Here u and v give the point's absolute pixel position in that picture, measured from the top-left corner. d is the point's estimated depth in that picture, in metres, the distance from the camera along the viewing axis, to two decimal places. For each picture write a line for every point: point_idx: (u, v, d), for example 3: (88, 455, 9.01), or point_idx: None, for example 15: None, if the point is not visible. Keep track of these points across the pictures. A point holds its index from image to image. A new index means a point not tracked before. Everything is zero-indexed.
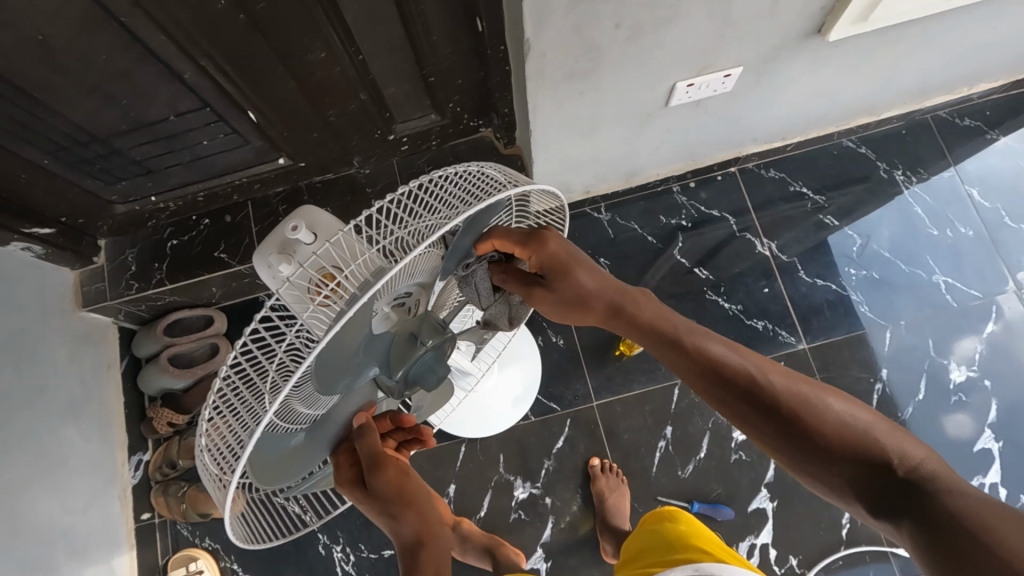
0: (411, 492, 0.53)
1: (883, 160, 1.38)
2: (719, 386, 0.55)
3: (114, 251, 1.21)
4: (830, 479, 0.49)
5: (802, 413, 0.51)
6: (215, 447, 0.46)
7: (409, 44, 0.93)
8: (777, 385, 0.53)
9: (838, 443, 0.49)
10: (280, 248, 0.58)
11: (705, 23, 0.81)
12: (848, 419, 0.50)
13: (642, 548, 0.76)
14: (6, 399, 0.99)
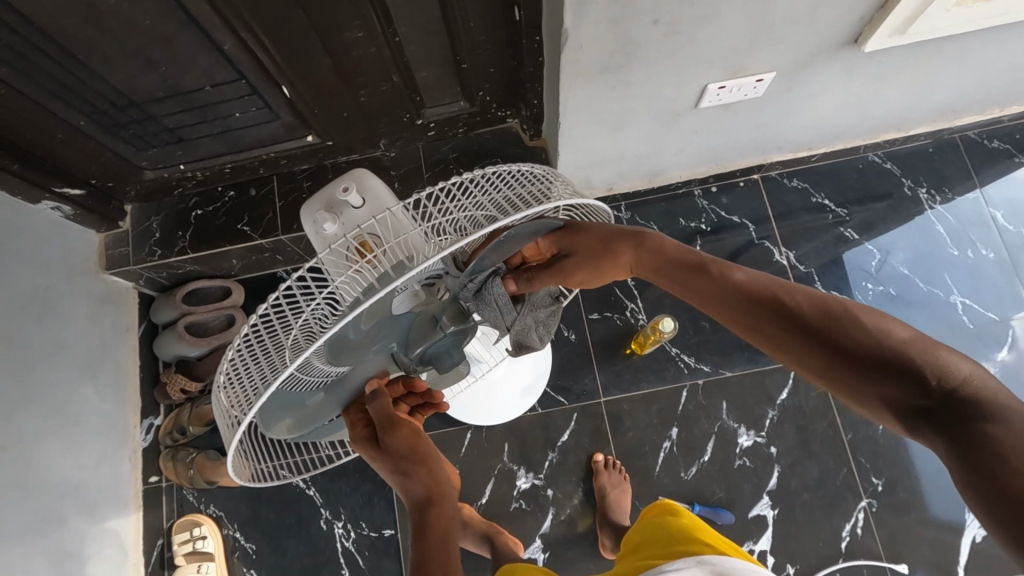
0: (424, 452, 0.54)
1: (908, 177, 1.37)
2: (743, 308, 0.54)
3: (139, 217, 1.23)
4: (861, 395, 0.47)
5: (832, 328, 0.48)
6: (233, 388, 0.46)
7: (445, 29, 0.94)
8: (804, 304, 0.51)
9: (867, 357, 0.46)
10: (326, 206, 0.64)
11: (743, 24, 0.81)
12: (884, 336, 0.47)
13: (645, 538, 0.77)
14: (27, 353, 1.01)
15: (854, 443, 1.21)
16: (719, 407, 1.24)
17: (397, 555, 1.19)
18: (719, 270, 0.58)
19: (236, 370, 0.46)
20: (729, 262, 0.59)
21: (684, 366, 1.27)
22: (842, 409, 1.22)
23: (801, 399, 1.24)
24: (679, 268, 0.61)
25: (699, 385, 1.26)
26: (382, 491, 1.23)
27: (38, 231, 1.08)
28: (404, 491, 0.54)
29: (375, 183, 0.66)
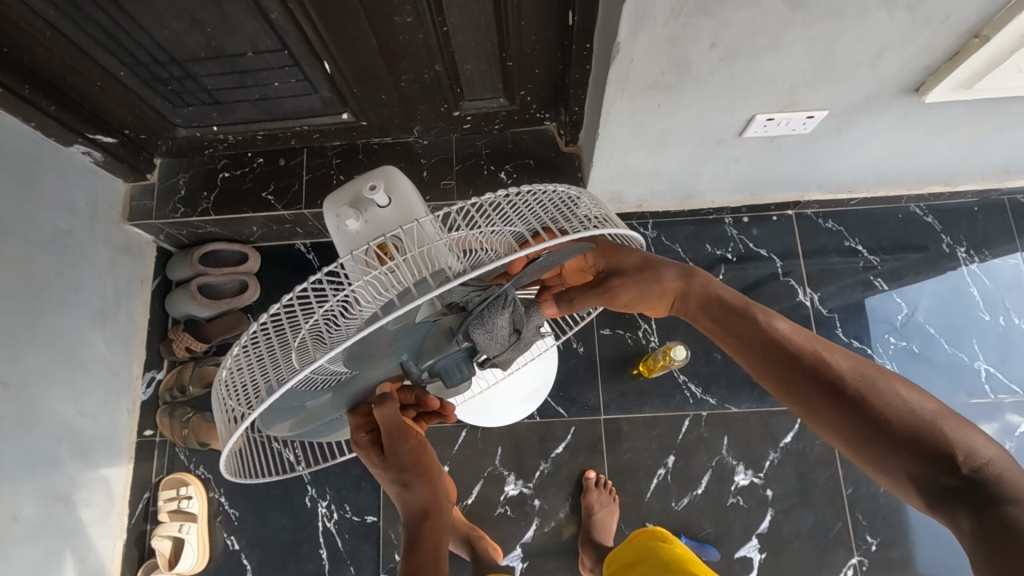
0: (428, 465, 0.56)
1: (948, 233, 1.33)
2: (780, 362, 0.56)
3: (167, 172, 1.23)
4: (886, 467, 0.49)
5: (866, 398, 0.51)
6: (234, 383, 0.46)
7: (496, 24, 0.92)
8: (843, 367, 0.53)
9: (901, 431, 0.48)
10: (353, 202, 0.63)
11: (804, 59, 0.78)
12: (918, 410, 0.49)
13: (642, 557, 0.77)
14: (42, 294, 1.02)
15: (853, 497, 1.18)
16: (720, 441, 1.22)
17: (376, 543, 1.19)
18: (765, 323, 0.59)
19: (239, 365, 0.45)
20: (777, 317, 0.60)
21: (690, 396, 1.25)
22: (846, 462, 1.19)
23: (805, 445, 1.21)
24: (728, 319, 0.62)
25: (703, 416, 1.23)
26: (370, 477, 1.22)
27: (68, 174, 1.09)
28: (403, 500, 0.57)
29: (403, 182, 0.64)
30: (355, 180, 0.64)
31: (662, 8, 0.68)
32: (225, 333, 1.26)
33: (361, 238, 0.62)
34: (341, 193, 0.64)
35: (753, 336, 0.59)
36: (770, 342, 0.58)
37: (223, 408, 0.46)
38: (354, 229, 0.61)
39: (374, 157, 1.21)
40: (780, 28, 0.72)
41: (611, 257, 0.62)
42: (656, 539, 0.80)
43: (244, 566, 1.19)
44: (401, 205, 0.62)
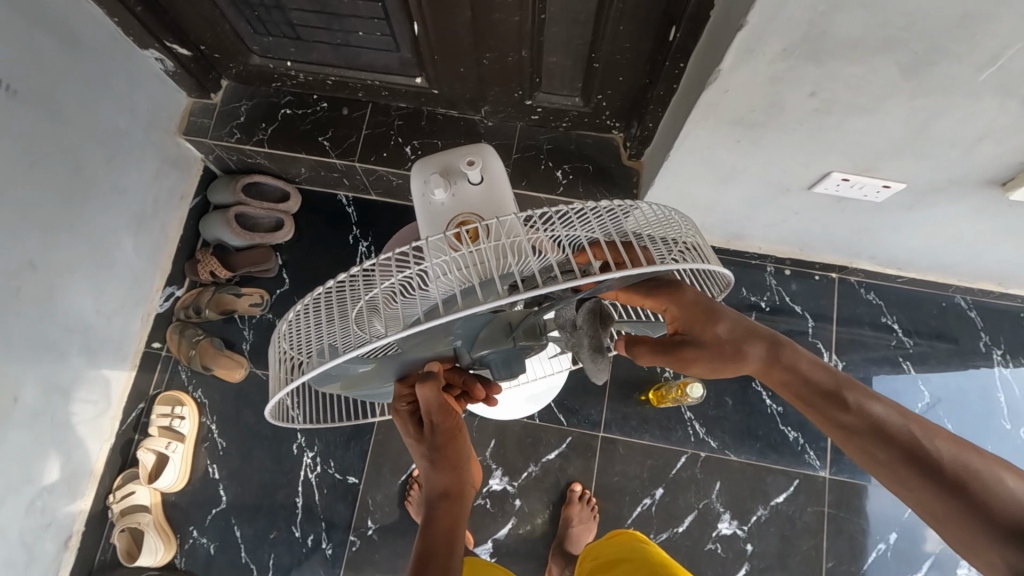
0: (458, 450, 0.58)
1: (988, 332, 1.30)
2: (869, 441, 0.55)
3: (231, 96, 1.23)
4: (987, 551, 0.49)
5: (969, 489, 0.50)
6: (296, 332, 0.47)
7: (594, 21, 0.90)
8: (939, 451, 0.52)
9: (1009, 527, 0.48)
10: (444, 172, 0.66)
11: (899, 129, 0.76)
12: (1021, 499, 0.49)
13: (631, 557, 0.76)
14: (87, 187, 1.02)
15: (832, 572, 1.16)
16: (711, 485, 1.20)
17: (352, 505, 1.20)
18: (853, 395, 0.57)
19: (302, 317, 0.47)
20: (861, 383, 0.58)
21: (692, 433, 1.23)
22: (833, 535, 1.18)
23: (796, 509, 1.19)
24: (811, 382, 0.58)
25: (701, 457, 1.22)
26: (360, 439, 1.22)
27: (136, 76, 1.09)
28: (427, 477, 0.59)
29: (497, 169, 0.66)
30: (453, 154, 0.67)
31: (774, 46, 0.65)
32: (250, 266, 1.27)
33: (444, 209, 0.65)
34: (435, 161, 0.67)
35: (840, 410, 0.57)
36: (860, 416, 0.56)
37: (279, 353, 0.49)
38: (439, 200, 0.64)
39: (435, 127, 1.20)
40: (886, 91, 0.70)
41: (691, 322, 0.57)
42: (646, 545, 0.79)
43: (220, 496, 1.20)
44: (490, 187, 0.65)
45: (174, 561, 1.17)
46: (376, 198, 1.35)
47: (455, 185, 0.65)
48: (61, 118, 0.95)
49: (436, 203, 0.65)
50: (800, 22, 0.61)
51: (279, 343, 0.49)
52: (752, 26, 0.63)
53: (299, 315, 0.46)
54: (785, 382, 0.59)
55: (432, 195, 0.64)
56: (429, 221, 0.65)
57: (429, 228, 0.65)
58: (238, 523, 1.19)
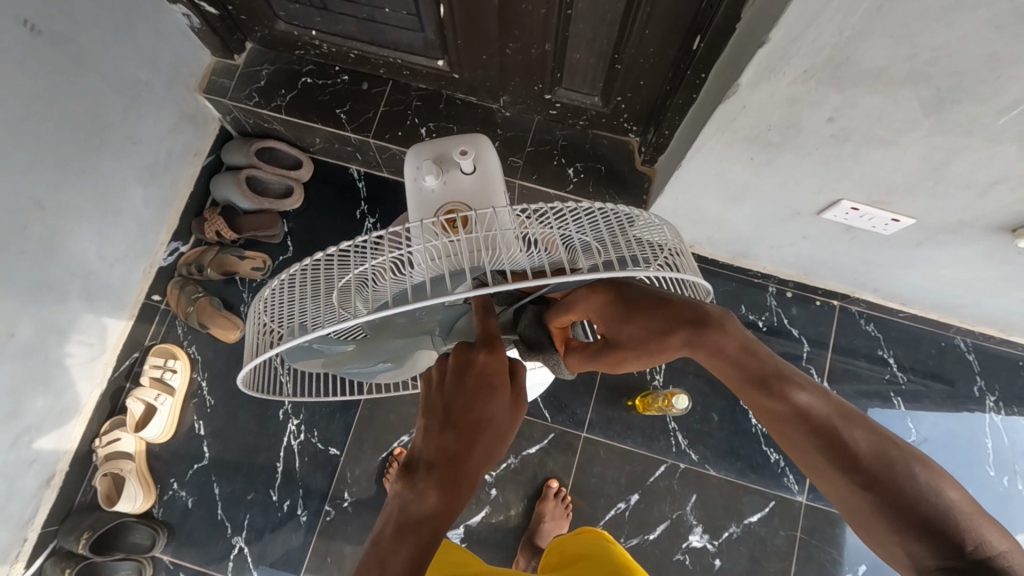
0: (464, 468, 0.46)
1: (984, 377, 1.29)
2: (793, 432, 0.50)
3: (254, 59, 1.23)
4: (896, 548, 0.45)
5: (883, 485, 0.45)
6: (272, 302, 0.48)
7: (621, 23, 0.89)
8: (861, 443, 0.47)
9: (916, 520, 0.44)
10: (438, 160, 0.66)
11: (913, 165, 0.76)
12: (938, 495, 0.44)
13: (595, 554, 0.76)
14: (101, 134, 1.03)
15: None
16: (687, 497, 1.21)
17: (331, 475, 1.21)
18: (781, 380, 0.51)
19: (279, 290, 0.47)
20: (787, 369, 0.52)
21: (674, 444, 1.24)
22: (802, 561, 1.18)
23: (768, 531, 1.19)
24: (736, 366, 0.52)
25: (680, 468, 1.22)
26: (346, 412, 1.24)
27: (163, 29, 1.09)
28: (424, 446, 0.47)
29: (490, 162, 0.67)
30: (450, 145, 0.68)
31: (796, 67, 0.64)
32: (256, 230, 1.28)
33: (434, 196, 0.65)
34: (430, 149, 0.68)
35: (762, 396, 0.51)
36: (789, 409, 0.50)
37: (257, 321, 0.49)
38: (430, 186, 0.65)
39: (453, 112, 1.20)
40: (905, 125, 0.69)
41: (618, 320, 0.57)
42: (611, 547, 0.79)
43: (203, 452, 1.22)
44: (482, 177, 0.65)
45: (152, 511, 1.19)
46: (387, 176, 1.35)
47: (447, 173, 0.65)
48: (83, 63, 0.95)
49: (427, 189, 0.65)
50: (823, 45, 0.60)
51: (259, 312, 0.49)
52: (775, 44, 0.63)
53: (278, 288, 0.47)
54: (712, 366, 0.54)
55: (424, 180, 0.64)
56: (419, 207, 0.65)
57: (417, 214, 0.65)
58: (217, 480, 1.21)
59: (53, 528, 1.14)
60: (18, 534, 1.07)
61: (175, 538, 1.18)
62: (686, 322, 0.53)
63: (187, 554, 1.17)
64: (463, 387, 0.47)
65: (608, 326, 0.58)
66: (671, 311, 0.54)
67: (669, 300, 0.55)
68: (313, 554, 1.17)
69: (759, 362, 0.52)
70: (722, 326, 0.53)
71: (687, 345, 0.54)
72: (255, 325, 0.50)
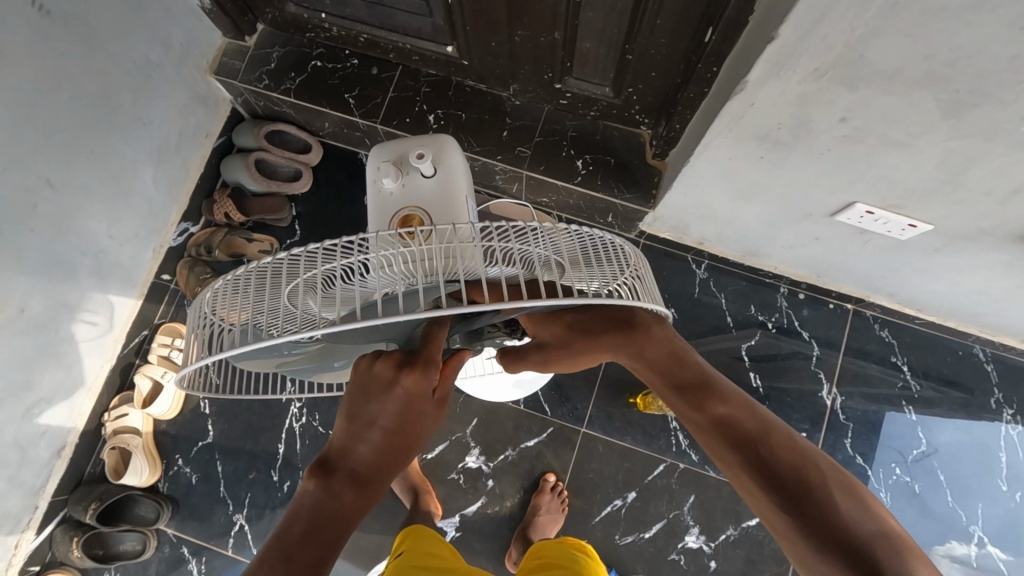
0: (376, 477, 0.47)
1: (1001, 389, 1.24)
2: (722, 443, 0.54)
3: (265, 41, 1.23)
4: (807, 556, 0.48)
5: (800, 500, 0.49)
6: (218, 298, 0.50)
7: (632, 12, 0.86)
8: (784, 461, 0.52)
9: (822, 531, 0.48)
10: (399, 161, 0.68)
11: (930, 170, 0.72)
12: (854, 522, 0.48)
13: (564, 565, 0.77)
14: (110, 115, 1.03)
15: None
16: (685, 497, 1.20)
17: None
18: (707, 393, 0.57)
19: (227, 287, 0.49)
20: (717, 381, 0.57)
21: (674, 443, 1.22)
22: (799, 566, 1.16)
23: (766, 535, 1.18)
24: (670, 373, 0.59)
25: (679, 468, 1.21)
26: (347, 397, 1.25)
27: (174, 10, 1.09)
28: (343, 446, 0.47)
29: (454, 160, 0.68)
30: (414, 144, 0.69)
31: (807, 65, 0.61)
32: (265, 212, 1.28)
33: (393, 198, 0.67)
34: (397, 147, 0.70)
35: (691, 410, 0.57)
36: (707, 417, 0.55)
37: (202, 314, 0.51)
38: (388, 188, 0.67)
39: (461, 99, 1.18)
40: (922, 128, 0.65)
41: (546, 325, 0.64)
42: (584, 560, 0.80)
43: (208, 430, 1.25)
44: (441, 181, 0.67)
45: (157, 485, 1.22)
46: None
47: (407, 176, 0.67)
48: (93, 43, 0.96)
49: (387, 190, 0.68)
50: (835, 43, 0.57)
51: (203, 306, 0.51)
52: (785, 40, 0.60)
53: (226, 284, 0.48)
54: (648, 368, 0.60)
55: (383, 182, 0.67)
56: (377, 210, 0.67)
57: (378, 213, 0.68)
58: (220, 458, 1.24)
59: (64, 498, 1.18)
60: (29, 502, 1.11)
61: (179, 512, 1.21)
62: (642, 345, 0.60)
63: (189, 528, 1.20)
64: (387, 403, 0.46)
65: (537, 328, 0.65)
66: (632, 343, 0.60)
67: (647, 333, 0.60)
68: None
69: (743, 434, 0.54)
70: (705, 396, 0.56)
71: (651, 374, 0.60)
72: (197, 316, 0.51)
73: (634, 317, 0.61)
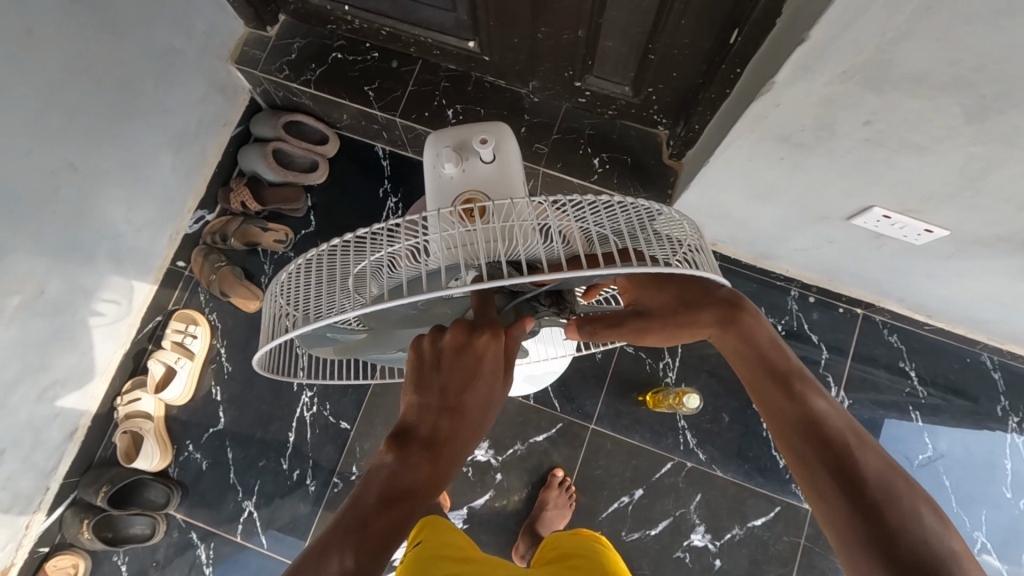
0: (449, 448, 0.46)
1: (1008, 397, 1.25)
2: (808, 439, 0.51)
3: (287, 31, 1.24)
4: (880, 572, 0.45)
5: (880, 511, 0.46)
6: (289, 286, 0.51)
7: (657, 12, 0.87)
8: (866, 469, 0.49)
9: (902, 544, 0.44)
10: (460, 149, 0.65)
11: (950, 175, 0.73)
12: (937, 542, 0.45)
13: (586, 554, 0.78)
14: (133, 100, 1.04)
15: None
16: (692, 496, 1.20)
17: (341, 449, 1.24)
18: (801, 385, 0.54)
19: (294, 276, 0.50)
20: (813, 379, 0.55)
21: (682, 442, 1.23)
22: (803, 568, 1.17)
23: (771, 535, 1.19)
24: (765, 362, 0.56)
25: (686, 467, 1.22)
26: (358, 388, 1.26)
27: None
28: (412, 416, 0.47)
29: (513, 152, 0.65)
30: (476, 133, 0.67)
31: (835, 66, 0.62)
32: (281, 202, 1.29)
33: (452, 183, 0.63)
34: (456, 135, 0.68)
35: (783, 401, 0.54)
36: (802, 409, 0.52)
37: (274, 303, 0.52)
38: (448, 174, 0.63)
39: (480, 94, 1.19)
40: (944, 132, 0.66)
41: (641, 292, 0.60)
42: (604, 553, 0.79)
43: (218, 417, 1.25)
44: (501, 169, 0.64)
45: (167, 471, 1.23)
46: (412, 155, 1.35)
47: (467, 161, 0.64)
48: (120, 28, 0.96)
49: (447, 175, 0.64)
50: (864, 45, 0.58)
51: (276, 295, 0.52)
52: (814, 42, 0.60)
53: (293, 272, 0.49)
54: (739, 352, 0.57)
55: (443, 168, 0.63)
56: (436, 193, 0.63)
57: (435, 201, 0.64)
58: (231, 445, 1.24)
59: (74, 480, 1.19)
60: (41, 483, 1.12)
61: (188, 497, 1.22)
62: (742, 327, 0.57)
63: (198, 514, 1.21)
64: (455, 367, 0.46)
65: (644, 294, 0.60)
66: (731, 323, 0.57)
67: (750, 316, 0.57)
68: (319, 524, 1.20)
69: (833, 435, 0.51)
70: (804, 387, 0.54)
71: (745, 356, 0.57)
72: (268, 302, 0.53)
73: (737, 298, 0.58)
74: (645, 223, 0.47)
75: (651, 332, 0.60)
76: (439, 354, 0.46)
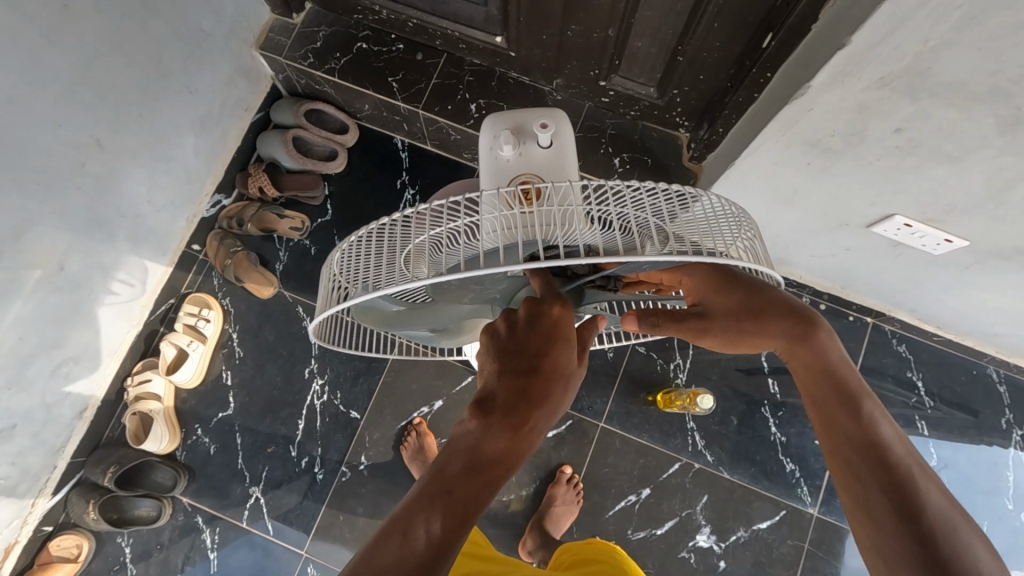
0: (531, 421, 0.45)
1: (1013, 410, 1.26)
2: (868, 459, 0.50)
3: (312, 19, 1.24)
4: None
5: (936, 541, 0.45)
6: (346, 262, 0.53)
7: (690, 13, 0.88)
8: (931, 500, 0.47)
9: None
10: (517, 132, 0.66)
11: (976, 186, 0.74)
12: None
13: (605, 560, 0.79)
14: (161, 80, 1.04)
15: None
16: (698, 497, 1.21)
17: (350, 438, 1.24)
18: (868, 407, 0.52)
19: (349, 252, 0.52)
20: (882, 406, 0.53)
21: (690, 443, 1.24)
22: (806, 572, 1.18)
23: (776, 539, 1.19)
24: (830, 379, 0.54)
25: (694, 468, 1.23)
26: (369, 377, 1.26)
27: None
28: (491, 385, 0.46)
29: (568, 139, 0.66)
30: (533, 117, 0.68)
31: (873, 72, 0.63)
32: (298, 189, 1.29)
33: (509, 166, 0.64)
34: (511, 118, 0.68)
35: (845, 420, 0.52)
36: (865, 432, 0.51)
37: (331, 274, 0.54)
38: (506, 157, 0.64)
39: (504, 90, 1.20)
40: (976, 142, 0.67)
41: (710, 293, 0.58)
42: (621, 558, 0.81)
43: (228, 402, 1.25)
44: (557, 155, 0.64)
45: (175, 453, 1.22)
46: (430, 148, 1.36)
47: (524, 145, 0.64)
48: (152, 7, 0.96)
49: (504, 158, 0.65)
50: (905, 52, 0.59)
51: (331, 270, 0.54)
52: (856, 47, 0.61)
53: (350, 248, 0.51)
54: (808, 366, 0.55)
55: (500, 150, 0.64)
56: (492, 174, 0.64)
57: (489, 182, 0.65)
58: (239, 430, 1.24)
59: (81, 459, 1.18)
60: (49, 461, 1.11)
61: (195, 481, 1.21)
62: (809, 339, 0.55)
63: (204, 498, 1.21)
64: (540, 334, 0.47)
65: (707, 295, 0.58)
66: (805, 337, 0.55)
67: (820, 330, 0.55)
68: (325, 512, 1.20)
69: (896, 461, 0.49)
70: (872, 410, 0.52)
71: (811, 372, 0.55)
72: (325, 277, 0.56)
73: (813, 315, 0.56)
74: (693, 211, 0.48)
75: (709, 333, 0.58)
76: (525, 327, 0.47)
